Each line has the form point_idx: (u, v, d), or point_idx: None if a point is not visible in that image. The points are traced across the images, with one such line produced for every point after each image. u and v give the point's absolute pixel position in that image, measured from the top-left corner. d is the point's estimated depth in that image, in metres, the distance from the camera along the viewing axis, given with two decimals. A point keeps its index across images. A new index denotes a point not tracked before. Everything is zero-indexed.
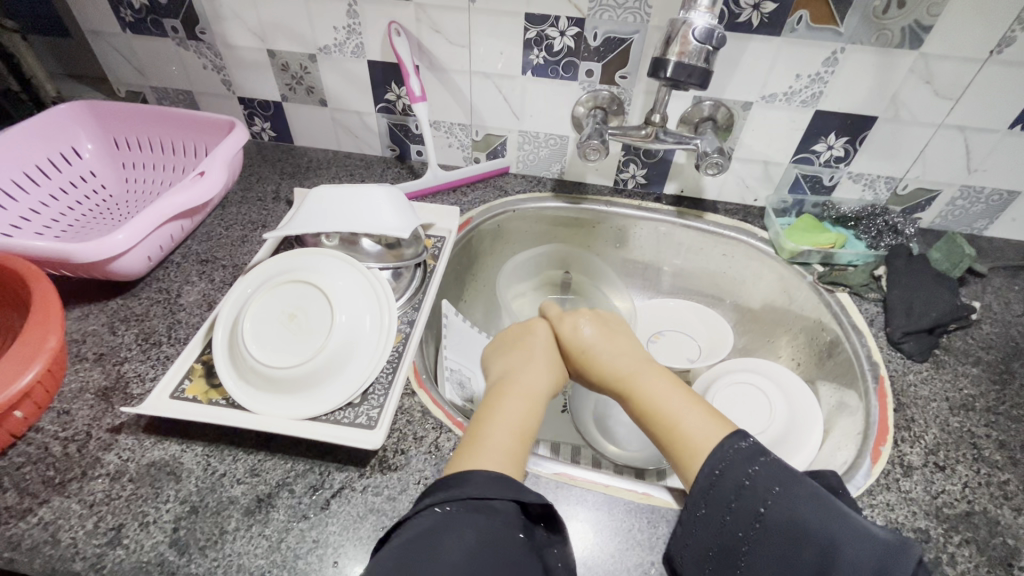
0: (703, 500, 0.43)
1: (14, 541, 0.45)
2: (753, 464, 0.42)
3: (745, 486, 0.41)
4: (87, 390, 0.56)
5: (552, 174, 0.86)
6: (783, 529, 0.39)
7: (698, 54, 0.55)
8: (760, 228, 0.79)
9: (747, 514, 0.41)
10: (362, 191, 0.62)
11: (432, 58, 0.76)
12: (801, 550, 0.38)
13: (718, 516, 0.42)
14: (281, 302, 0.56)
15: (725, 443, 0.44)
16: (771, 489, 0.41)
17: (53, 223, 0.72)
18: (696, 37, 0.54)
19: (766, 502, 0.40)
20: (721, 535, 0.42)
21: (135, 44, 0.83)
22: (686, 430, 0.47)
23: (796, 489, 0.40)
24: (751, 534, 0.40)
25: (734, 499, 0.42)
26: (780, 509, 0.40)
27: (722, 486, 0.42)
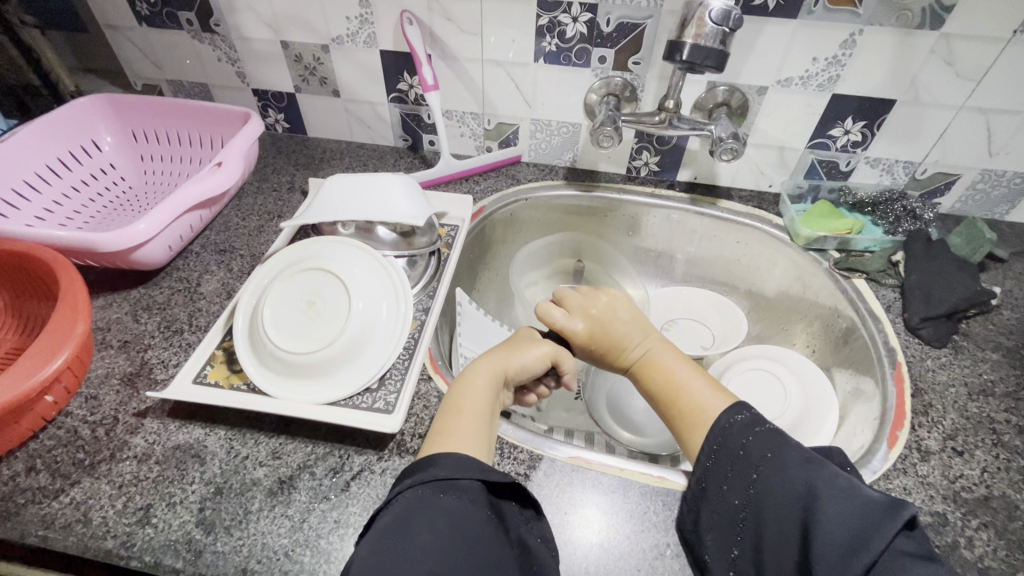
0: (701, 472, 0.45)
1: (49, 519, 0.46)
2: (746, 434, 0.43)
3: (739, 455, 0.43)
4: (113, 376, 0.57)
5: (564, 162, 0.86)
6: (776, 493, 0.40)
7: (714, 36, 0.54)
8: (775, 215, 0.78)
9: (742, 481, 0.42)
10: (376, 179, 0.63)
11: (444, 47, 0.76)
12: (793, 513, 0.38)
13: (716, 485, 0.43)
14: (300, 289, 0.57)
15: (722, 418, 0.45)
16: (763, 455, 0.42)
17: (76, 215, 0.74)
18: (711, 19, 0.53)
19: (759, 469, 0.41)
20: (721, 505, 0.43)
21: (151, 37, 0.84)
22: (691, 405, 0.48)
23: (787, 453, 0.41)
24: (747, 501, 0.41)
25: (731, 468, 0.43)
26: (773, 474, 0.40)
27: (720, 456, 0.44)
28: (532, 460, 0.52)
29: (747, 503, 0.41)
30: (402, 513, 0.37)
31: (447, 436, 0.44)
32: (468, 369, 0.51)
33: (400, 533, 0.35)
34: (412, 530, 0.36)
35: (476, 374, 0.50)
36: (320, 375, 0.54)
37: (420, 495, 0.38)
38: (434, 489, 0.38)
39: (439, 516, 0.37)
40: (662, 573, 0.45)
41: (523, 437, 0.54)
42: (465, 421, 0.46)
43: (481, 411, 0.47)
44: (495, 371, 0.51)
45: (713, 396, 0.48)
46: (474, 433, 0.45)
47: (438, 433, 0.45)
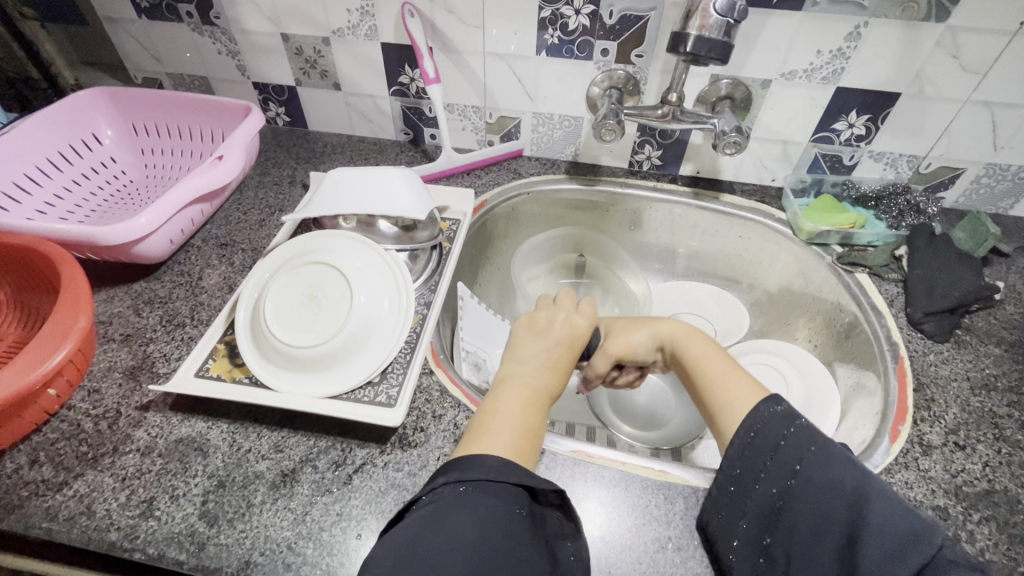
0: (738, 460, 0.44)
1: (52, 512, 0.46)
2: (790, 424, 0.43)
3: (781, 444, 0.42)
4: (115, 370, 0.57)
5: (566, 156, 0.86)
6: (818, 487, 0.39)
7: (719, 27, 0.54)
8: (778, 209, 0.78)
9: (782, 472, 0.41)
10: (378, 173, 0.62)
11: (446, 40, 0.75)
12: (834, 508, 0.38)
13: (752, 472, 0.43)
14: (302, 283, 0.56)
15: (761, 408, 0.45)
16: (807, 448, 0.41)
17: (76, 209, 0.73)
18: (716, 10, 0.53)
19: (801, 459, 0.41)
20: (757, 493, 0.43)
21: (151, 30, 0.84)
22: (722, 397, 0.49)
23: (833, 448, 0.40)
24: (785, 492, 0.41)
25: (770, 457, 0.42)
26: (815, 467, 0.40)
27: (759, 445, 0.43)
28: None
29: (785, 494, 0.41)
30: (440, 506, 0.37)
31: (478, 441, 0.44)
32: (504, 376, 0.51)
33: (434, 524, 0.36)
34: (449, 522, 0.36)
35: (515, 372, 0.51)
36: (331, 373, 0.54)
37: (461, 493, 0.38)
38: (477, 488, 0.39)
39: (478, 512, 0.37)
40: (663, 566, 0.45)
41: None
42: (501, 423, 0.46)
43: (518, 413, 0.47)
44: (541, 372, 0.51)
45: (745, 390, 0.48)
46: (511, 436, 0.45)
47: (470, 436, 0.45)
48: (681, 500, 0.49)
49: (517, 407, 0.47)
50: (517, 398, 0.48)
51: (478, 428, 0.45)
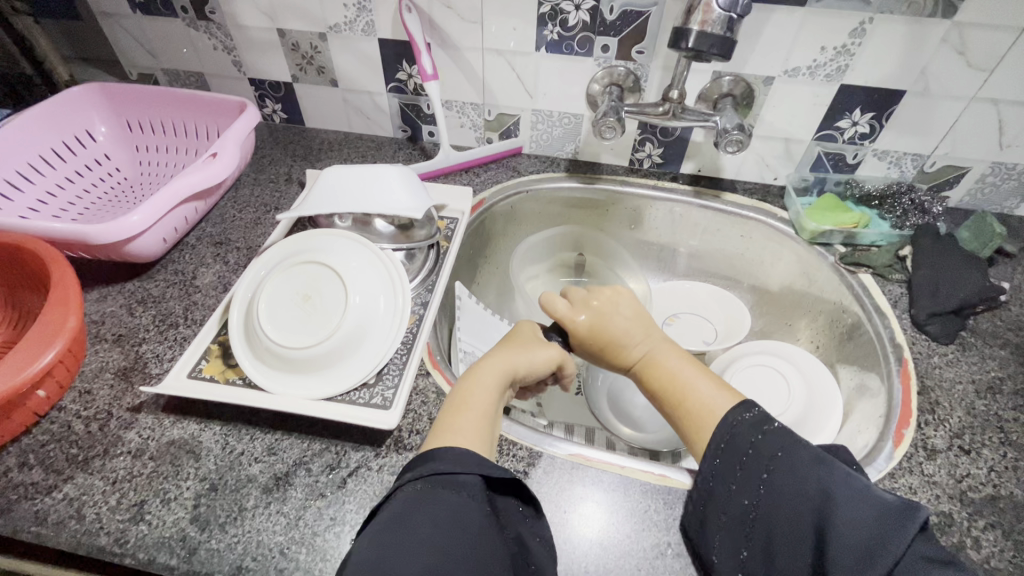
0: (706, 474, 0.43)
1: (41, 516, 0.46)
2: (755, 432, 0.42)
3: (748, 454, 0.42)
4: (107, 370, 0.56)
5: (566, 154, 0.85)
6: (788, 495, 0.39)
7: (722, 22, 0.52)
8: (780, 208, 0.77)
9: (751, 481, 0.41)
10: (374, 170, 0.61)
11: (444, 35, 0.74)
12: (804, 516, 0.38)
13: (724, 483, 0.42)
14: (296, 282, 0.56)
15: (749, 419, 0.43)
16: (773, 455, 0.41)
17: (69, 206, 0.73)
18: (719, 5, 0.52)
19: (769, 468, 0.40)
20: (729, 505, 0.42)
21: (146, 26, 0.83)
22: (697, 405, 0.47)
23: (799, 453, 0.40)
24: (756, 501, 0.40)
25: (739, 467, 0.42)
26: (782, 474, 0.40)
27: (728, 455, 0.42)
28: (532, 457, 0.51)
29: (756, 502, 0.40)
30: (401, 507, 0.36)
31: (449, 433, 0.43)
32: (474, 366, 0.50)
33: (397, 524, 0.34)
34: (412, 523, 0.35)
35: (482, 365, 0.50)
36: (315, 374, 0.53)
37: (420, 491, 0.37)
38: (434, 485, 0.38)
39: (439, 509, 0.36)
40: (663, 572, 0.44)
41: (521, 433, 0.53)
42: (470, 415, 0.45)
43: (484, 405, 0.47)
44: (506, 370, 0.50)
45: (721, 396, 0.47)
46: (477, 429, 0.45)
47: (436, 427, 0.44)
48: (681, 505, 0.48)
49: (484, 400, 0.47)
50: (487, 391, 0.48)
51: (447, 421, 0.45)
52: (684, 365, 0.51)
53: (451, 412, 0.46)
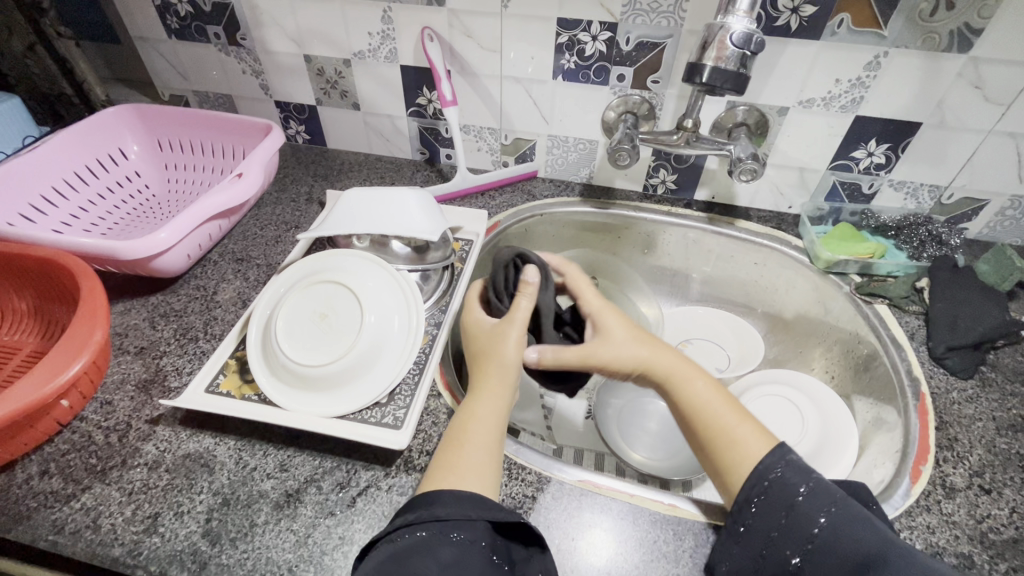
0: (745, 514, 0.43)
1: (59, 524, 0.47)
2: (804, 480, 0.42)
3: (794, 505, 0.41)
4: (128, 382, 0.58)
5: (581, 178, 0.86)
6: (837, 552, 0.38)
7: (735, 59, 0.53)
8: (794, 236, 0.77)
9: (797, 531, 0.40)
10: (393, 195, 0.62)
11: (463, 63, 0.76)
12: None
13: (766, 527, 0.42)
14: (313, 301, 0.57)
15: (779, 455, 0.44)
16: (826, 508, 0.40)
17: (99, 221, 0.76)
18: (733, 42, 0.52)
19: (820, 522, 0.39)
20: (771, 552, 0.41)
21: (180, 50, 0.87)
22: (733, 443, 0.46)
23: (848, 511, 0.39)
24: (804, 554, 0.39)
25: (785, 514, 0.41)
26: (836, 527, 0.39)
27: (772, 497, 0.42)
28: (540, 482, 0.51)
29: (803, 556, 0.39)
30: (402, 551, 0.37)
31: (450, 473, 0.44)
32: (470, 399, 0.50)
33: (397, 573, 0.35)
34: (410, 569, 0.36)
35: (482, 393, 0.50)
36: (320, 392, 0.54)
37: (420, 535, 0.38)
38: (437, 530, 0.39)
39: (445, 550, 0.37)
40: None
41: (529, 457, 0.53)
42: (471, 453, 0.45)
43: (487, 438, 0.47)
44: (501, 403, 0.50)
45: (755, 440, 0.46)
46: (481, 464, 0.45)
47: (437, 468, 0.45)
48: (691, 536, 0.47)
49: (486, 433, 0.47)
50: (484, 426, 0.48)
51: (448, 459, 0.45)
52: (714, 396, 0.49)
53: (450, 449, 0.46)
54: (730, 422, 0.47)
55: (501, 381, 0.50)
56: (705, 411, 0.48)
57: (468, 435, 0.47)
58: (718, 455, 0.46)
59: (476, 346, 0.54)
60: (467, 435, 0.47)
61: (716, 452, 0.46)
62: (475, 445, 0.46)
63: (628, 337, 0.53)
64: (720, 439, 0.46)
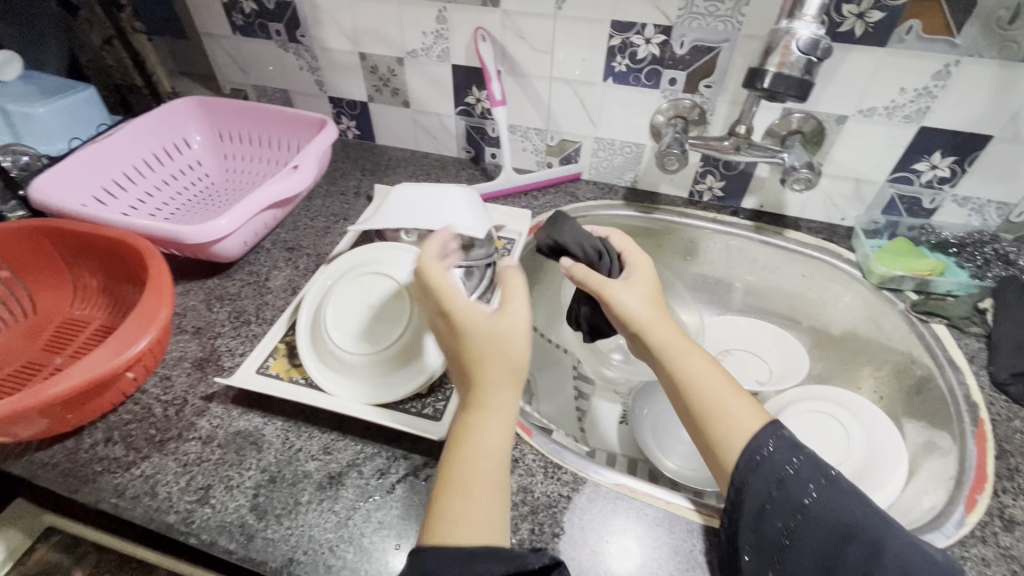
0: (735, 492, 0.44)
1: (120, 489, 0.50)
2: (794, 455, 0.44)
3: (787, 478, 0.43)
4: (185, 360, 0.61)
5: (625, 182, 0.85)
6: (829, 525, 0.41)
7: (800, 64, 0.51)
8: (846, 249, 0.74)
9: (790, 505, 0.42)
10: (439, 190, 0.64)
11: (514, 63, 0.77)
12: (847, 547, 0.40)
13: (759, 501, 0.43)
14: (362, 291, 0.58)
15: (768, 428, 0.45)
16: (814, 481, 0.43)
17: (163, 207, 0.80)
18: (799, 47, 0.51)
19: (809, 495, 0.42)
20: (761, 525, 0.43)
21: (243, 46, 0.91)
22: (725, 415, 0.46)
23: (838, 484, 0.43)
24: (794, 526, 0.42)
25: (776, 488, 0.43)
26: (826, 501, 0.42)
27: (762, 471, 0.43)
28: (576, 482, 0.51)
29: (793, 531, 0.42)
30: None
31: (457, 527, 0.38)
32: (469, 429, 0.42)
33: None
34: None
35: (481, 420, 0.42)
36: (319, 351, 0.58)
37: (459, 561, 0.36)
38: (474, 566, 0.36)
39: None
40: None
41: (567, 457, 0.53)
42: (479, 500, 0.39)
43: (495, 477, 0.40)
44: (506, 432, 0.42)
45: (747, 415, 0.46)
46: (491, 514, 0.39)
47: (440, 520, 0.38)
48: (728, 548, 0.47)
49: (492, 470, 0.40)
50: (489, 468, 0.40)
51: (452, 513, 0.38)
52: (714, 373, 0.49)
53: (457, 499, 0.39)
54: (723, 396, 0.47)
55: (503, 403, 0.42)
56: (704, 384, 0.48)
57: (471, 479, 0.40)
58: (711, 432, 0.46)
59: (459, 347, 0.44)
60: (471, 479, 0.40)
61: (709, 426, 0.46)
62: (480, 489, 0.39)
63: (646, 302, 0.54)
64: (714, 411, 0.46)
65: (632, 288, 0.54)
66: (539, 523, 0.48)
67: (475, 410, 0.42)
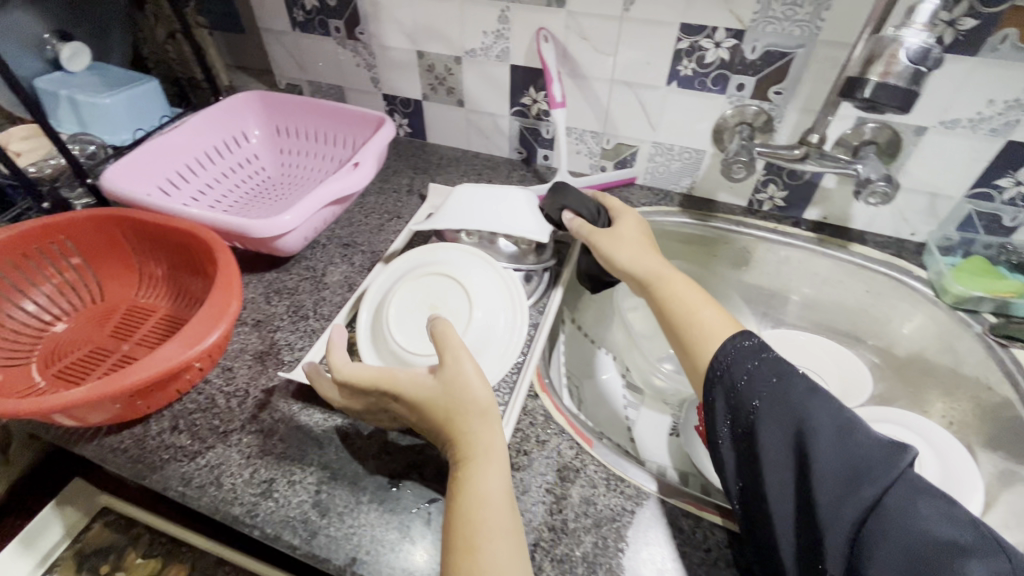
0: (709, 404, 0.49)
1: (187, 478, 0.51)
2: (753, 358, 0.48)
3: (747, 379, 0.47)
4: (247, 352, 0.62)
5: (681, 188, 0.84)
6: (780, 420, 0.44)
7: (908, 75, 0.49)
8: (917, 266, 0.72)
9: (747, 404, 0.46)
10: (503, 192, 0.64)
11: (575, 65, 0.76)
12: (796, 437, 0.42)
13: (723, 405, 0.47)
14: (424, 293, 0.58)
15: (735, 339, 0.50)
16: (770, 382, 0.46)
17: (222, 199, 0.81)
18: (908, 57, 0.49)
19: (761, 396, 0.45)
20: (727, 425, 0.47)
21: (301, 41, 0.92)
22: (701, 324, 0.53)
23: (790, 383, 0.45)
24: (750, 425, 0.45)
25: (738, 391, 0.47)
26: (774, 402, 0.45)
27: (728, 376, 0.48)
28: (639, 496, 0.50)
29: (751, 431, 0.45)
30: None
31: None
32: (463, 484, 0.44)
33: None
34: None
35: (473, 471, 0.44)
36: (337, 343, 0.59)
37: None
38: None
39: None
40: None
41: (630, 471, 0.52)
42: (496, 546, 0.41)
43: (505, 518, 0.42)
44: (502, 470, 0.45)
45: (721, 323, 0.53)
46: (511, 557, 0.40)
47: None
48: None
49: (500, 514, 0.42)
50: (497, 513, 0.42)
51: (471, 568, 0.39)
52: (691, 290, 0.57)
53: (464, 557, 0.40)
54: (698, 307, 0.55)
55: (489, 445, 0.46)
56: (685, 301, 0.56)
57: (483, 529, 0.41)
58: (689, 337, 0.53)
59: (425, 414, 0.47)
60: (482, 530, 0.41)
61: (687, 333, 0.54)
62: (494, 536, 0.41)
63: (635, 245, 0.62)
64: (691, 321, 0.54)
65: (615, 235, 0.63)
66: (603, 537, 0.47)
67: (462, 465, 0.45)
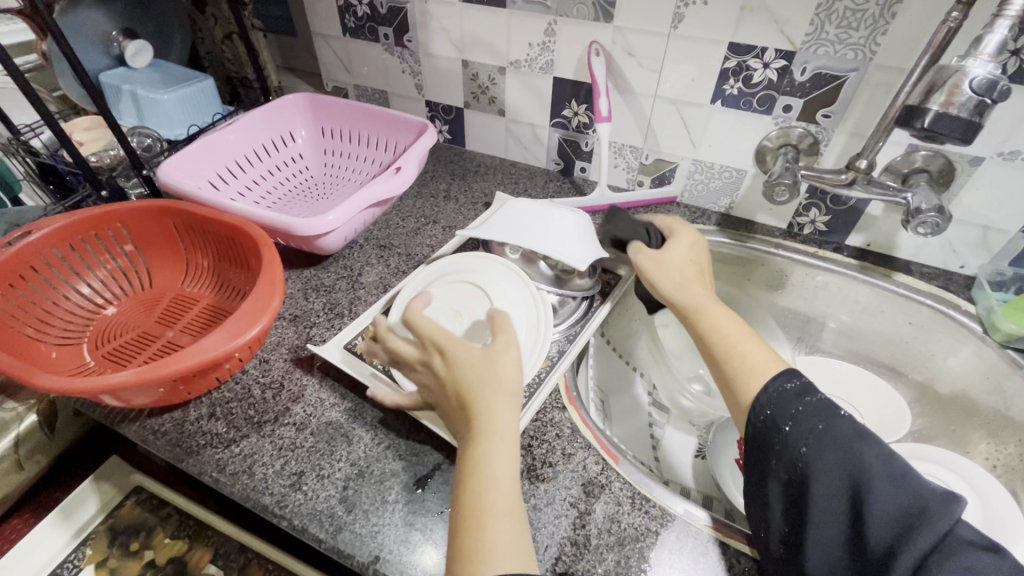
0: (753, 447, 0.47)
1: (221, 465, 0.52)
2: (797, 402, 0.45)
3: (790, 424, 0.44)
4: (283, 346, 0.64)
5: (719, 208, 0.83)
6: (832, 469, 0.41)
7: (970, 105, 0.47)
8: (964, 300, 0.69)
9: (790, 452, 0.44)
10: (551, 213, 0.65)
11: (620, 80, 0.76)
12: (846, 490, 0.40)
13: (765, 453, 0.45)
14: (451, 300, 0.59)
15: (771, 385, 0.47)
16: (813, 427, 0.43)
17: (267, 195, 0.84)
18: (972, 87, 0.47)
19: (808, 441, 0.43)
20: (771, 475, 0.45)
21: (350, 46, 0.94)
22: (744, 359, 0.50)
23: (838, 423, 0.43)
24: (794, 474, 0.43)
25: (778, 438, 0.45)
26: (818, 451, 0.42)
27: (766, 425, 0.46)
28: (664, 518, 0.49)
29: (800, 480, 0.43)
30: None
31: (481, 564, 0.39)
32: (473, 461, 0.43)
33: None
34: None
35: (484, 449, 0.44)
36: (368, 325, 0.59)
37: None
38: None
39: None
40: None
41: (655, 490, 0.51)
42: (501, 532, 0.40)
43: (511, 506, 0.42)
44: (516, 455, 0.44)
45: (767, 359, 0.50)
46: (513, 544, 0.40)
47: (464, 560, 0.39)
48: None
49: (508, 499, 0.42)
50: (504, 495, 0.42)
51: (474, 548, 0.40)
52: (732, 321, 0.54)
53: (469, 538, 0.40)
54: (739, 340, 0.52)
55: (503, 430, 0.45)
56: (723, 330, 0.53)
57: (488, 509, 0.41)
58: (730, 370, 0.50)
59: (455, 383, 0.46)
60: (488, 509, 0.41)
61: (729, 368, 0.51)
62: (498, 521, 0.41)
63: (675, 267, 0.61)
64: (732, 357, 0.51)
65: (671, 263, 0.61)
66: (624, 556, 0.47)
67: (473, 444, 0.44)
